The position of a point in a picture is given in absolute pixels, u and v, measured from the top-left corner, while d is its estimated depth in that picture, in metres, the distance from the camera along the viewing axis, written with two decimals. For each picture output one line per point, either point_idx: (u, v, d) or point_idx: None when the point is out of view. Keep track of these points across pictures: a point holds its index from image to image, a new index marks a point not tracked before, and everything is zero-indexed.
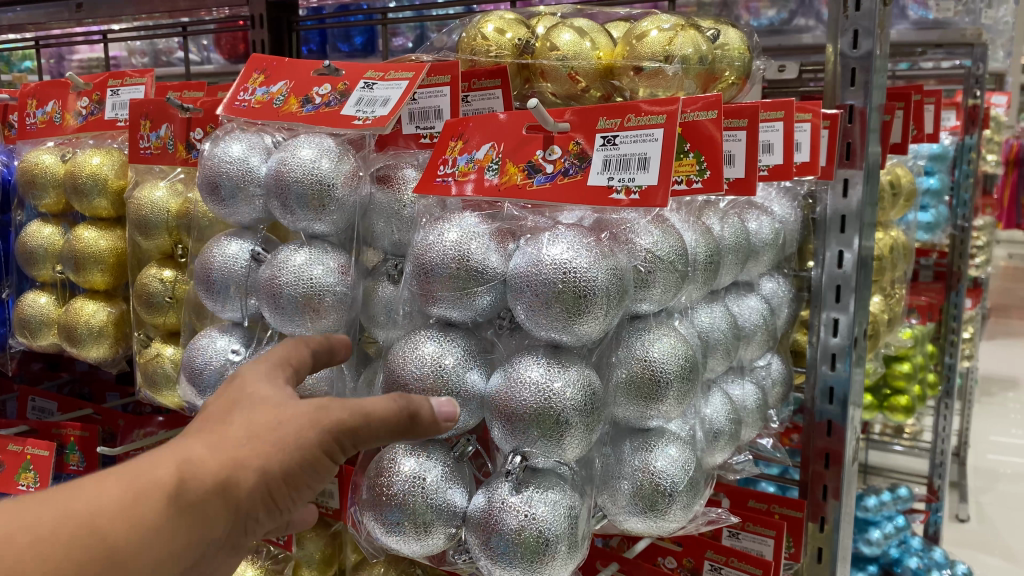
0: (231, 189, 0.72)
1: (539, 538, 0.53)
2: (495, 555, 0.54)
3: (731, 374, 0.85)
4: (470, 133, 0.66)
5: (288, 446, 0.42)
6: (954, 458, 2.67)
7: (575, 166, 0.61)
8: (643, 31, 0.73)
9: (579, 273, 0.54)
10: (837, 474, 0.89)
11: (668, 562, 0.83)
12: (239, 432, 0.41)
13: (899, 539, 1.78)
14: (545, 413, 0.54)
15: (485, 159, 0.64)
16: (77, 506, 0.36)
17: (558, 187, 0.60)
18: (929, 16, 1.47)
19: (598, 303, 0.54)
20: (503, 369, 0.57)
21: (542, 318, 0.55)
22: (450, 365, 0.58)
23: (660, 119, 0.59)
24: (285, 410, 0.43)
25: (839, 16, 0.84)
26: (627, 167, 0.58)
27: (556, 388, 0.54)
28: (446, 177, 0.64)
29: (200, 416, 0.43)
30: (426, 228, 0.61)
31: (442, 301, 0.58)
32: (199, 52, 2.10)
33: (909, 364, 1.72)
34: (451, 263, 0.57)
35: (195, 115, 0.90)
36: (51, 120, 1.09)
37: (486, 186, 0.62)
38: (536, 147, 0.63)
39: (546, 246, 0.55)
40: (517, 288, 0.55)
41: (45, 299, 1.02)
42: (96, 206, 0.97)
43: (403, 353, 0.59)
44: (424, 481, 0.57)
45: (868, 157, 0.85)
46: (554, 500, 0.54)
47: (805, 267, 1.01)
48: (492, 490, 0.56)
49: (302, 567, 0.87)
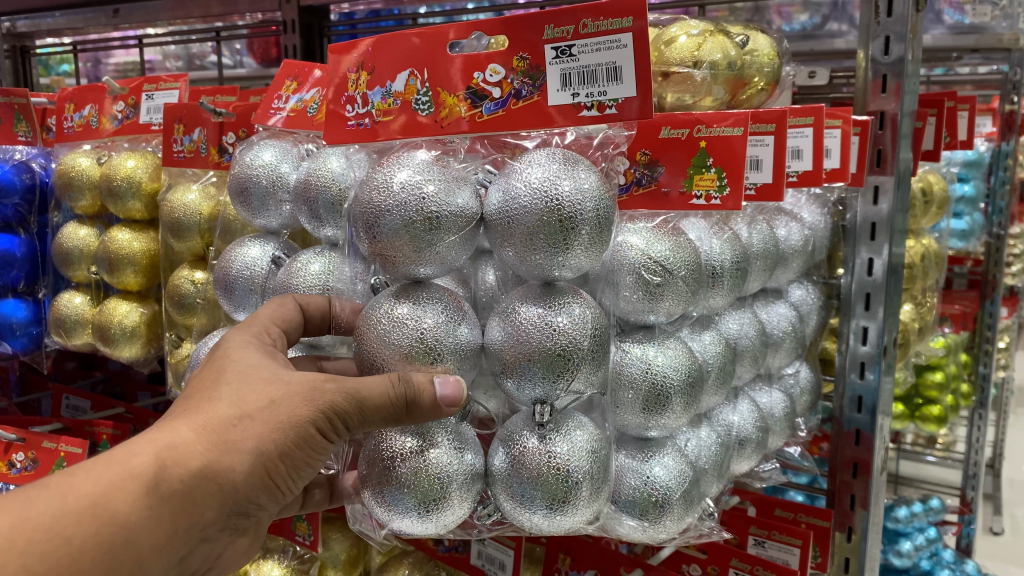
0: (260, 195, 0.73)
1: (566, 475, 0.51)
2: (521, 498, 0.52)
3: (759, 382, 0.85)
4: (378, 63, 0.61)
5: (283, 425, 0.48)
6: (988, 469, 2.61)
7: (527, 86, 0.56)
8: (671, 37, 0.73)
9: (562, 197, 0.49)
10: (866, 483, 0.88)
11: (693, 570, 0.83)
12: (229, 412, 0.47)
13: (931, 551, 1.75)
14: (548, 349, 0.50)
15: (408, 91, 0.59)
16: (87, 488, 0.43)
17: (513, 113, 0.56)
18: (965, 20, 1.41)
19: (584, 228, 0.50)
20: (497, 316, 0.53)
21: (525, 253, 0.50)
22: (430, 327, 0.51)
23: (625, 22, 0.53)
24: (281, 388, 0.49)
25: (870, 22, 0.84)
26: (596, 80, 0.54)
27: (558, 322, 0.50)
28: (360, 120, 0.61)
29: (188, 397, 0.49)
30: (370, 173, 0.54)
31: (400, 258, 0.51)
32: (232, 56, 2.11)
33: (941, 373, 1.70)
34: (403, 211, 0.50)
35: (227, 120, 0.91)
36: (88, 124, 1.11)
37: (421, 122, 0.58)
38: (470, 70, 0.57)
39: (522, 171, 0.51)
40: (499, 228, 0.51)
41: (80, 299, 1.04)
42: (130, 208, 0.99)
43: (373, 323, 0.52)
44: (434, 458, 0.52)
45: (899, 164, 0.83)
46: (576, 438, 0.52)
47: (835, 275, 0.99)
48: (512, 440, 0.53)
49: (328, 567, 0.88)
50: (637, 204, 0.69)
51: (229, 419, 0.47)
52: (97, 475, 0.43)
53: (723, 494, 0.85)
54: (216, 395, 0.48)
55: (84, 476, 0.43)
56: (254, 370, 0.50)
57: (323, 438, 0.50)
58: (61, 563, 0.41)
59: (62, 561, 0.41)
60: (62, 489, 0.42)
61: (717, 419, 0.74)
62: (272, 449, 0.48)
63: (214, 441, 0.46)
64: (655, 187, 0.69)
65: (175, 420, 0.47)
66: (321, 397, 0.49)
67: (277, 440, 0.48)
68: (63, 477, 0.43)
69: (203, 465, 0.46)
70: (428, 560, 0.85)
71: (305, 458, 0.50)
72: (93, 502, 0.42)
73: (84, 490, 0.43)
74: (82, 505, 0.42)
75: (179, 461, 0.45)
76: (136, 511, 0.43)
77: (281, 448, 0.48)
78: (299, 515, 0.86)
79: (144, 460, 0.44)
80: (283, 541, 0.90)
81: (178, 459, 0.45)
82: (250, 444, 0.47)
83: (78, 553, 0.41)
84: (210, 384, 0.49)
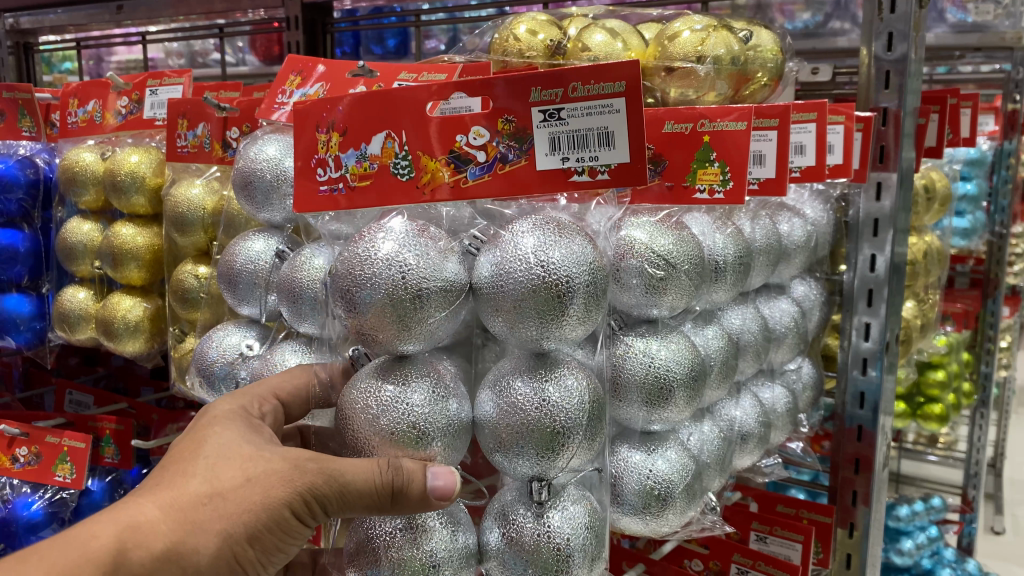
0: (264, 188, 0.73)
1: (558, 552, 0.50)
2: (510, 570, 0.51)
3: (761, 377, 0.85)
4: (350, 124, 0.57)
5: (256, 506, 0.48)
6: (988, 469, 2.61)
7: (513, 150, 0.53)
8: (674, 32, 0.73)
9: (556, 269, 0.49)
10: (868, 480, 0.88)
11: (694, 565, 0.83)
12: (200, 490, 0.48)
13: (932, 550, 1.74)
14: (541, 426, 0.49)
15: (386, 154, 0.55)
16: (39, 574, 0.43)
17: (498, 179, 0.54)
18: (968, 18, 1.41)
19: (575, 303, 0.49)
20: (488, 386, 0.52)
21: (513, 325, 0.50)
22: (419, 412, 0.49)
23: (618, 86, 0.51)
24: (258, 467, 0.49)
25: (873, 20, 0.84)
26: (587, 144, 0.52)
27: (552, 396, 0.49)
28: (333, 185, 0.57)
29: (163, 472, 0.49)
30: (351, 243, 0.52)
31: (383, 336, 0.49)
32: (235, 53, 2.11)
33: (943, 371, 1.69)
34: (388, 289, 0.48)
35: (231, 115, 0.91)
36: (91, 119, 1.11)
37: (401, 188, 0.55)
38: (452, 132, 0.54)
39: (511, 241, 0.50)
40: (489, 300, 0.50)
41: (83, 294, 1.05)
42: (134, 203, 0.99)
43: (357, 407, 0.49)
44: (425, 547, 0.49)
45: (902, 161, 0.84)
46: (571, 513, 0.51)
47: (837, 271, 0.99)
48: (507, 518, 0.51)
49: None
50: (638, 199, 0.69)
51: (199, 497, 0.48)
52: (50, 561, 0.44)
53: (725, 489, 0.85)
54: (189, 472, 0.49)
55: (37, 561, 0.44)
56: (234, 449, 0.50)
57: (297, 521, 0.49)
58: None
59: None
60: (14, 574, 0.43)
61: (719, 413, 0.75)
62: (242, 530, 0.48)
63: (180, 523, 0.47)
64: (657, 182, 0.69)
65: (144, 497, 0.48)
66: (301, 478, 0.48)
67: (248, 523, 0.48)
68: (13, 563, 0.44)
69: (165, 547, 0.46)
70: None
71: (278, 539, 0.49)
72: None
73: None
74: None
75: (141, 545, 0.46)
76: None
77: (251, 531, 0.48)
78: None
79: (104, 543, 0.45)
80: None
81: (139, 541, 0.46)
82: (217, 525, 0.47)
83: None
84: (189, 457, 0.50)
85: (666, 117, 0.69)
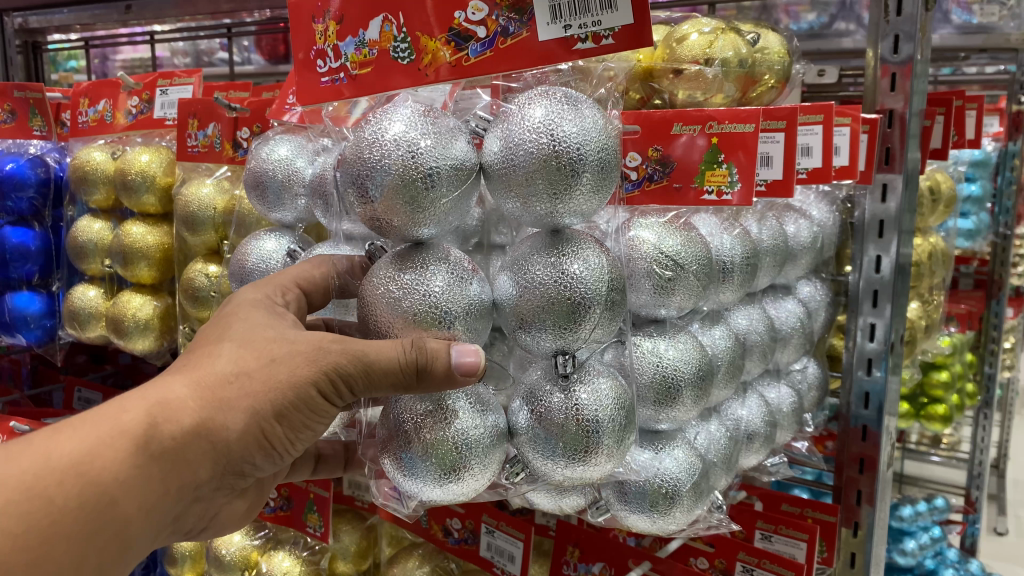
0: (276, 188, 0.74)
1: (586, 425, 0.51)
2: (539, 446, 0.52)
3: (767, 377, 0.86)
4: (347, 10, 0.58)
5: (282, 385, 0.49)
6: (992, 470, 2.61)
7: (513, 22, 0.55)
8: (683, 35, 0.74)
9: (566, 138, 0.49)
10: (872, 480, 0.89)
11: (699, 563, 0.83)
12: (227, 369, 0.50)
13: (935, 550, 1.74)
14: (561, 298, 0.50)
15: (384, 39, 0.57)
16: (73, 445, 0.46)
17: (501, 54, 0.55)
18: (973, 20, 1.40)
19: (588, 171, 0.50)
20: (507, 268, 0.53)
21: (527, 201, 0.50)
22: (439, 294, 0.49)
23: None
24: (284, 347, 0.50)
25: (879, 21, 0.84)
26: (588, 9, 0.53)
27: (571, 269, 0.50)
28: (334, 75, 0.60)
29: (192, 353, 0.51)
30: (358, 129, 0.52)
31: (397, 221, 0.50)
32: (241, 52, 2.11)
33: (947, 372, 1.71)
34: (397, 170, 0.49)
35: (242, 115, 0.93)
36: (102, 118, 1.12)
37: (402, 71, 0.57)
38: (448, 9, 0.55)
39: (520, 114, 0.51)
40: (502, 178, 0.51)
41: (94, 292, 1.06)
42: (144, 202, 1.00)
43: (377, 292, 0.50)
44: (456, 426, 0.51)
45: (907, 163, 0.85)
46: (599, 388, 0.52)
47: (843, 272, 1.00)
48: (535, 396, 0.52)
49: (338, 559, 0.92)
50: (648, 199, 0.69)
51: (226, 376, 0.49)
52: (84, 433, 0.47)
53: (730, 488, 0.85)
54: (216, 352, 0.50)
55: (71, 433, 0.47)
56: (259, 328, 0.52)
57: (324, 400, 0.50)
58: (43, 521, 0.45)
59: (43, 519, 0.45)
60: (49, 447, 0.46)
61: (726, 413, 0.76)
62: (269, 407, 0.50)
63: (208, 400, 0.49)
64: (667, 182, 0.69)
65: (173, 377, 0.50)
66: (325, 358, 0.49)
67: (275, 401, 0.50)
68: (49, 435, 0.47)
69: (194, 422, 0.49)
70: (439, 552, 0.87)
71: (306, 416, 0.51)
72: (79, 460, 0.46)
73: (69, 449, 0.46)
74: (67, 463, 0.46)
75: (171, 420, 0.49)
76: (122, 468, 0.47)
77: (279, 408, 0.50)
78: (310, 507, 0.89)
79: (135, 417, 0.48)
80: (294, 532, 0.92)
81: (169, 417, 0.49)
82: (245, 403, 0.49)
83: (61, 510, 0.45)
84: (215, 340, 0.51)
85: (674, 119, 0.68)
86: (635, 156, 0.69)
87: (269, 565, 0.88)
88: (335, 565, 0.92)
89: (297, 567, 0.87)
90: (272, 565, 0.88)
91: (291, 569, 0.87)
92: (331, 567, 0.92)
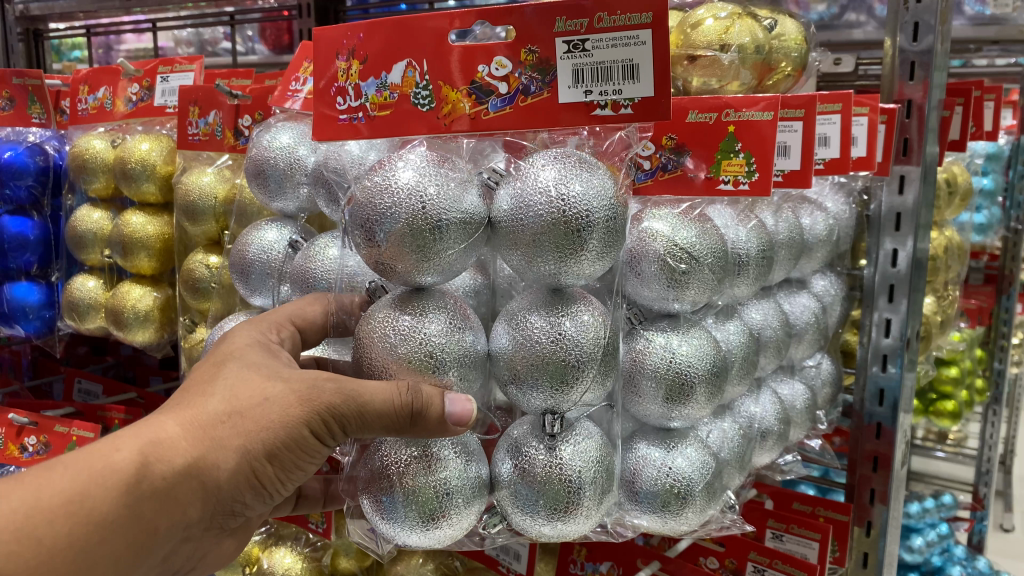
0: (278, 177, 0.72)
1: (569, 487, 0.49)
2: (518, 501, 0.51)
3: (780, 374, 0.84)
4: (371, 51, 0.56)
5: (273, 424, 0.48)
6: (1000, 466, 2.57)
7: (536, 82, 0.53)
8: (697, 20, 0.72)
9: (576, 202, 0.47)
10: (886, 478, 0.87)
11: (710, 562, 0.81)
12: (219, 408, 0.48)
13: (943, 546, 1.71)
14: (555, 358, 0.48)
15: (406, 83, 0.55)
16: (64, 485, 0.44)
17: (519, 112, 0.53)
18: (986, 11, 1.34)
19: (596, 235, 0.48)
20: (503, 320, 0.51)
21: (533, 260, 0.49)
22: (434, 348, 0.48)
23: (645, 18, 0.50)
24: (277, 386, 0.49)
25: (899, 8, 0.82)
26: (610, 77, 0.51)
27: (568, 330, 0.48)
28: (353, 114, 0.57)
29: (184, 390, 0.49)
30: (367, 174, 0.51)
31: (401, 267, 0.48)
32: (244, 42, 2.08)
33: (956, 367, 1.68)
34: (405, 216, 0.47)
35: (243, 103, 0.91)
36: (102, 106, 1.10)
37: (421, 117, 0.55)
38: (474, 60, 0.54)
39: (534, 175, 0.49)
40: (507, 233, 0.49)
41: (93, 283, 1.04)
42: (144, 191, 0.98)
43: (373, 334, 0.49)
44: (438, 474, 0.49)
45: (926, 155, 0.82)
46: (584, 449, 0.51)
47: (858, 266, 0.98)
48: (520, 451, 0.51)
49: (340, 555, 0.87)
50: (660, 190, 0.67)
51: (218, 416, 0.48)
52: (75, 470, 0.45)
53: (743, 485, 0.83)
54: (208, 391, 0.48)
55: (63, 471, 0.45)
56: (255, 368, 0.50)
57: (314, 441, 0.49)
58: (31, 562, 0.42)
59: (31, 561, 0.42)
60: (40, 485, 0.44)
61: (740, 410, 0.73)
62: (260, 446, 0.48)
63: (201, 438, 0.47)
64: (681, 173, 0.67)
65: (165, 414, 0.48)
66: (319, 397, 0.47)
67: (266, 440, 0.48)
68: (40, 474, 0.45)
69: (187, 461, 0.47)
70: (444, 548, 0.84)
71: (293, 458, 0.49)
72: (69, 499, 0.44)
73: (60, 487, 0.44)
74: (57, 503, 0.43)
75: (163, 459, 0.46)
76: (114, 507, 0.45)
77: (270, 448, 0.48)
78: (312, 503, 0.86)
79: (127, 456, 0.45)
80: (296, 529, 0.90)
81: (161, 454, 0.46)
82: (236, 442, 0.48)
83: (51, 550, 0.43)
84: (209, 378, 0.50)
85: (689, 106, 0.67)
86: (648, 145, 0.67)
87: (270, 561, 0.86)
88: (337, 561, 0.87)
89: (298, 564, 0.86)
90: (272, 562, 0.86)
91: (292, 566, 0.85)
92: (332, 563, 0.88)
